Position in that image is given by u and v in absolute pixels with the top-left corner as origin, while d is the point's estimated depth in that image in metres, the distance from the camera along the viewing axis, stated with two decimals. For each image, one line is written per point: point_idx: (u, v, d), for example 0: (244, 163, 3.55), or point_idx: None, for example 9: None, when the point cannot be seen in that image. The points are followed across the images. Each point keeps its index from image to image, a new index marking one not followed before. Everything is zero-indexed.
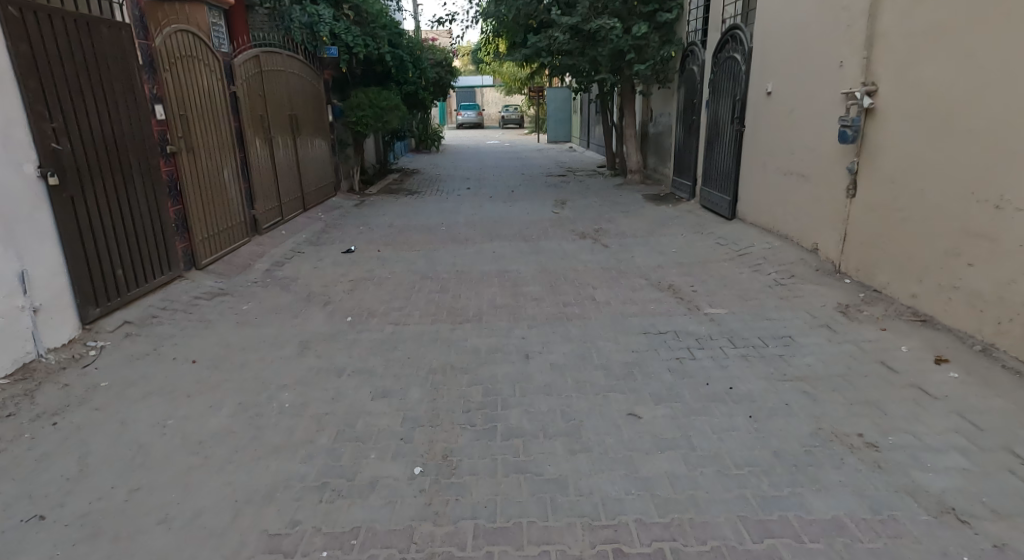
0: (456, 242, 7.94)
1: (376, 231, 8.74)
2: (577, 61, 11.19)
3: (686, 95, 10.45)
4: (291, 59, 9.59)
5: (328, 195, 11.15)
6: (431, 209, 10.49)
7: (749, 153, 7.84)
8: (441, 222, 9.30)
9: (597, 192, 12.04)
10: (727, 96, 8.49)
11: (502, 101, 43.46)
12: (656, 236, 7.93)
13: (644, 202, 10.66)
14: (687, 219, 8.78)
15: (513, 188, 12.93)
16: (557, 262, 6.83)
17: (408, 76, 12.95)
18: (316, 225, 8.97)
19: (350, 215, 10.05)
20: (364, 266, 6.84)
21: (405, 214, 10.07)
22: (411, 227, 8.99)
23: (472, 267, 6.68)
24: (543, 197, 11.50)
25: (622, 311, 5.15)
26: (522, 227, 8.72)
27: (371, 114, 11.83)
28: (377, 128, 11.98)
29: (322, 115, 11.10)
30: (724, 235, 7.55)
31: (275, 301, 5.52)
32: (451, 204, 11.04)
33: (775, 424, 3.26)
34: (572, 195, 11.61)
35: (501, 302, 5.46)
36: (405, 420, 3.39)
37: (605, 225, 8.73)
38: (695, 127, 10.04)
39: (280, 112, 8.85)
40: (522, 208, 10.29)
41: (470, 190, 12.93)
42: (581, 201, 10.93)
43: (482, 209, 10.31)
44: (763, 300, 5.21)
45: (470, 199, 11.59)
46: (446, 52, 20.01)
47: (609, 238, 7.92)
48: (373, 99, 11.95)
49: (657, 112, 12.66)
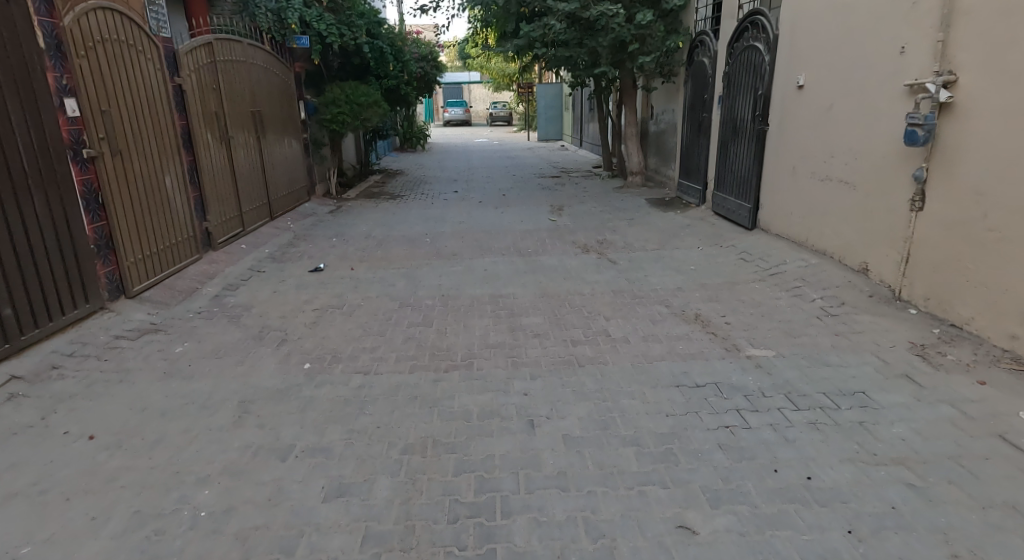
0: (442, 258, 6.97)
1: (352, 244, 7.74)
2: (574, 53, 10.21)
3: (695, 90, 9.53)
4: (254, 49, 8.54)
5: (300, 200, 10.12)
6: (415, 217, 9.50)
7: (774, 155, 6.92)
8: (426, 232, 8.31)
9: (595, 196, 11.10)
10: (745, 91, 7.57)
11: (489, 98, 42.46)
12: (668, 251, 6.99)
13: (648, 208, 9.74)
14: (701, 229, 7.85)
15: (505, 191, 11.97)
16: (560, 284, 5.89)
17: (389, 69, 11.91)
18: (283, 237, 7.94)
19: (324, 224, 9.04)
20: (334, 289, 5.84)
21: (385, 223, 9.08)
22: (392, 239, 7.99)
23: (460, 291, 5.72)
24: (538, 202, 10.55)
25: (643, 353, 4.20)
26: (516, 239, 7.77)
27: (348, 110, 10.79)
28: (354, 126, 10.94)
29: (293, 112, 10.07)
30: (747, 249, 6.62)
31: (218, 340, 4.50)
32: (437, 210, 10.06)
33: (889, 547, 2.32)
34: (569, 200, 10.66)
35: (496, 339, 4.51)
36: (367, 541, 2.43)
37: (609, 236, 7.78)
38: (705, 126, 9.12)
39: (239, 109, 7.79)
40: (515, 216, 9.34)
41: (458, 194, 11.94)
42: (580, 206, 10.00)
43: (471, 217, 9.34)
44: (815, 338, 4.26)
45: (457, 204, 10.61)
46: (430, 47, 19.00)
47: (616, 252, 6.98)
48: (350, 93, 10.90)
49: (659, 109, 11.75)
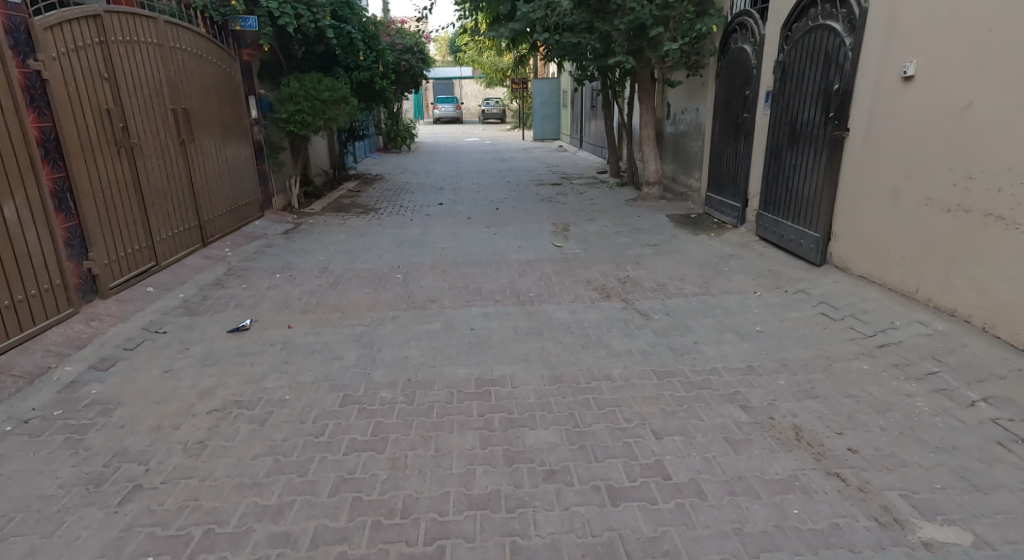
0: (416, 309, 5.26)
1: (301, 284, 5.99)
2: (581, 39, 8.47)
3: (728, 83, 7.85)
4: (183, 30, 6.79)
5: (247, 217, 8.35)
6: (387, 240, 7.78)
7: (852, 170, 5.26)
8: (399, 265, 6.59)
9: (605, 211, 9.40)
10: (806, 83, 5.88)
11: (479, 93, 40.50)
12: (716, 298, 5.27)
13: (673, 228, 8.04)
14: (750, 264, 6.14)
15: (499, 204, 10.26)
16: (578, 357, 4.18)
17: (361, 59, 10.12)
18: (210, 273, 6.21)
19: (274, 250, 7.29)
20: (256, 367, 4.09)
21: (350, 250, 7.34)
22: (354, 275, 6.25)
23: (436, 373, 4.00)
24: (537, 220, 8.84)
25: (735, 526, 2.48)
26: (514, 277, 6.07)
27: (309, 108, 8.98)
28: (317, 126, 9.15)
29: (237, 110, 8.30)
30: (825, 298, 4.91)
31: (26, 489, 2.74)
32: (416, 231, 8.36)
33: None
34: (576, 217, 8.97)
35: (486, 486, 2.79)
36: None
37: (632, 274, 6.08)
38: (744, 129, 7.44)
39: (152, 105, 6.01)
40: (512, 241, 7.62)
41: (442, 207, 10.21)
42: (590, 226, 8.30)
43: (458, 242, 7.63)
44: (1018, 495, 2.55)
45: (441, 222, 8.88)
46: (415, 38, 17.33)
47: (648, 301, 5.27)
48: (310, 87, 9.09)
49: (677, 108, 10.19)
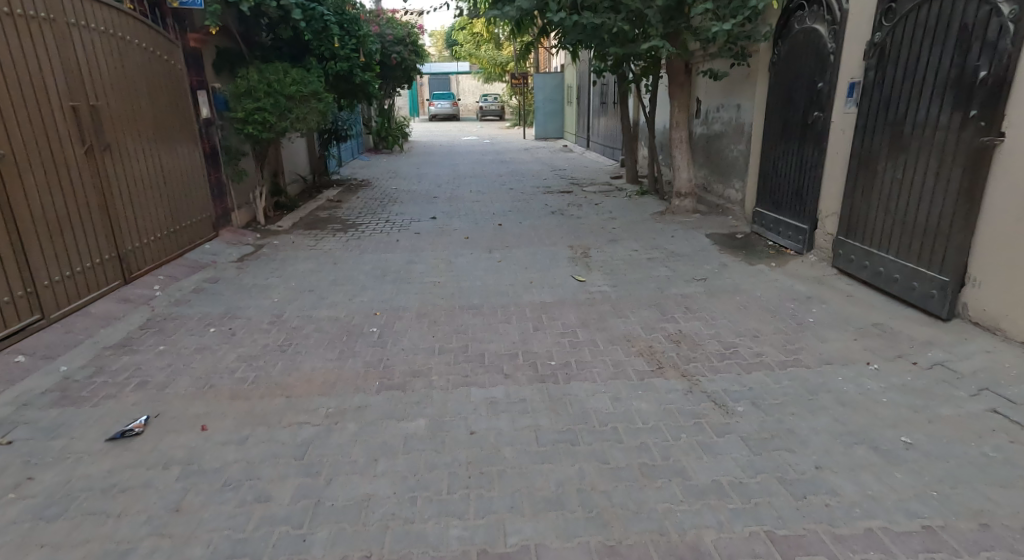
0: (394, 390, 3.75)
1: (242, 343, 4.47)
2: (604, 20, 6.88)
3: (786, 74, 6.34)
4: (93, 5, 5.34)
5: (189, 242, 6.84)
6: (365, 273, 6.27)
7: (1010, 194, 3.80)
8: (376, 311, 5.08)
9: (629, 229, 7.90)
10: (921, 72, 4.39)
11: (478, 89, 38.94)
12: (813, 371, 3.77)
13: (718, 254, 6.52)
14: (839, 314, 4.63)
15: (503, 219, 8.77)
16: (638, 498, 2.68)
17: (338, 46, 8.57)
18: (121, 327, 4.69)
19: (219, 287, 5.76)
20: (126, 521, 2.57)
21: (317, 287, 5.82)
22: (316, 329, 4.74)
23: (415, 537, 2.50)
24: (548, 241, 7.33)
25: None
26: (527, 334, 4.57)
27: (271, 105, 7.43)
28: (282, 128, 7.59)
29: (177, 108, 6.78)
30: (983, 384, 3.39)
31: None
32: (402, 257, 6.84)
33: None
34: (596, 237, 7.48)
35: None
36: None
37: (684, 328, 4.58)
38: (812, 132, 5.92)
39: (29, 104, 4.54)
40: (522, 273, 6.13)
41: (436, 223, 8.70)
42: (615, 252, 6.81)
43: (453, 274, 6.12)
44: None
45: (432, 245, 7.36)
46: (408, 30, 16.84)
47: (719, 376, 3.77)
48: (272, 80, 7.55)
49: (713, 105, 8.77)
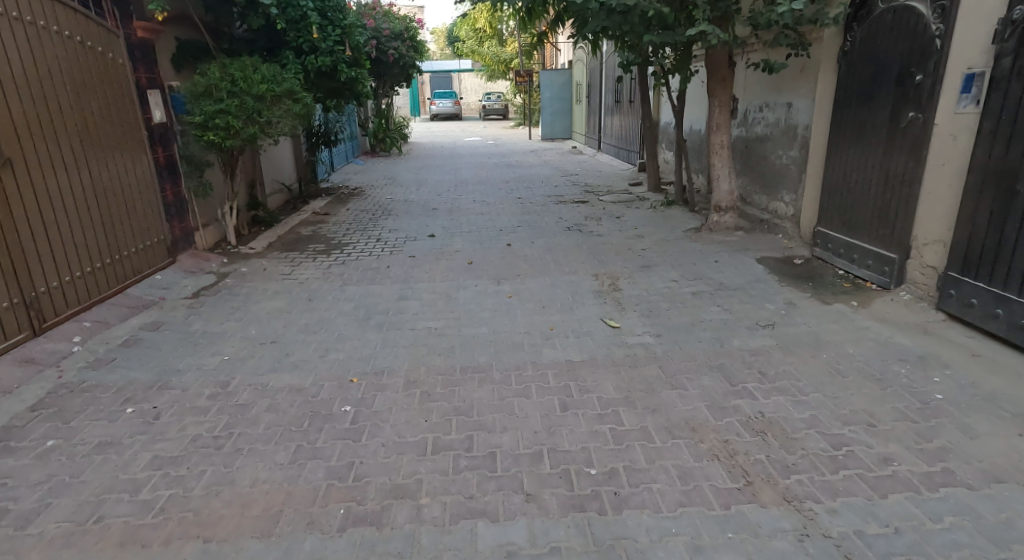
0: (367, 526, 2.59)
1: (165, 433, 3.29)
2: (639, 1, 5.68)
3: (864, 64, 5.13)
4: None
5: (134, 274, 5.68)
6: (347, 314, 5.12)
7: None
8: (353, 377, 3.92)
9: (661, 252, 6.71)
10: None
11: (481, 87, 37.86)
12: (980, 498, 2.58)
13: (777, 288, 5.32)
14: (975, 387, 3.44)
15: (511, 238, 7.61)
16: None
17: (318, 38, 7.41)
18: (7, 405, 3.51)
19: (159, 337, 4.58)
20: None
21: (283, 335, 4.66)
22: (270, 409, 3.56)
23: None
24: (567, 269, 6.17)
25: None
26: (552, 418, 3.40)
27: (236, 106, 6.25)
28: (251, 133, 6.40)
29: (119, 110, 5.61)
30: None
31: None
32: (393, 291, 5.68)
33: None
34: (623, 263, 6.30)
35: None
36: None
37: (766, 407, 3.38)
38: (903, 137, 4.72)
39: None
40: (538, 315, 4.98)
41: (435, 243, 7.57)
42: (651, 286, 5.62)
43: (454, 317, 4.97)
44: None
45: (430, 273, 6.21)
46: (405, 24, 15.94)
47: (843, 505, 2.57)
48: (238, 77, 6.36)
49: (758, 103, 7.58)
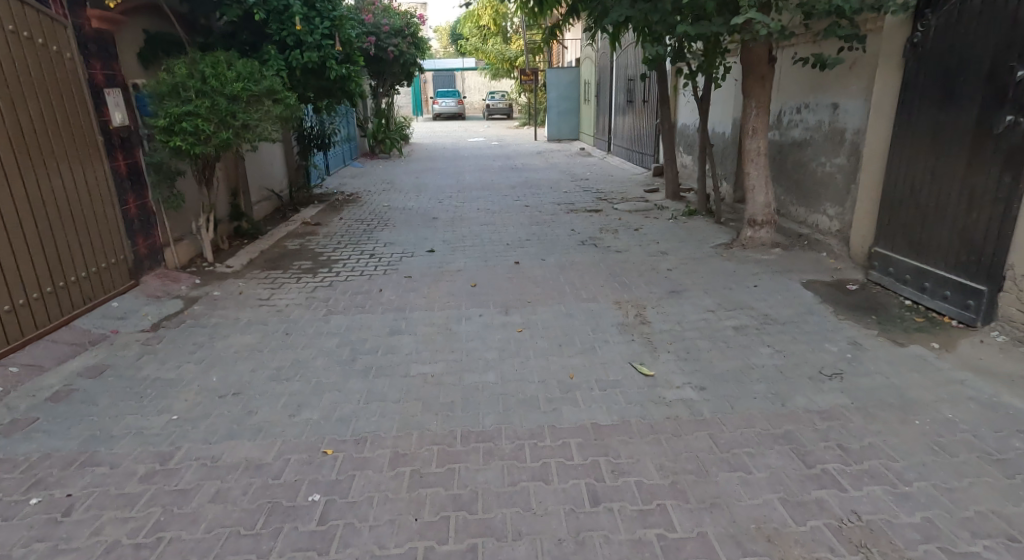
0: None
1: (74, 538, 2.52)
2: None
3: (944, 59, 4.35)
4: None
5: (86, 303, 4.93)
6: (328, 354, 4.35)
7: None
8: (328, 449, 3.16)
9: (690, 275, 5.93)
10: None
11: (484, 85, 37.16)
12: None
13: (835, 322, 4.53)
14: None
15: (519, 255, 6.83)
16: None
17: (304, 30, 6.64)
18: None
19: (99, 387, 3.81)
20: None
21: (249, 383, 3.89)
22: (218, 498, 2.78)
23: None
24: (584, 296, 5.42)
25: None
26: (581, 516, 2.63)
27: (208, 108, 5.47)
28: (227, 138, 5.64)
29: (67, 112, 4.86)
30: None
31: None
32: (386, 323, 4.93)
33: None
34: (648, 289, 5.53)
35: None
36: None
37: (859, 505, 2.60)
38: (998, 146, 3.95)
39: None
40: (554, 357, 4.21)
41: (435, 260, 6.81)
42: (684, 318, 4.84)
43: (454, 359, 4.20)
44: None
45: (429, 299, 5.46)
46: (406, 19, 15.18)
47: None
48: (211, 74, 5.60)
49: (797, 104, 6.79)
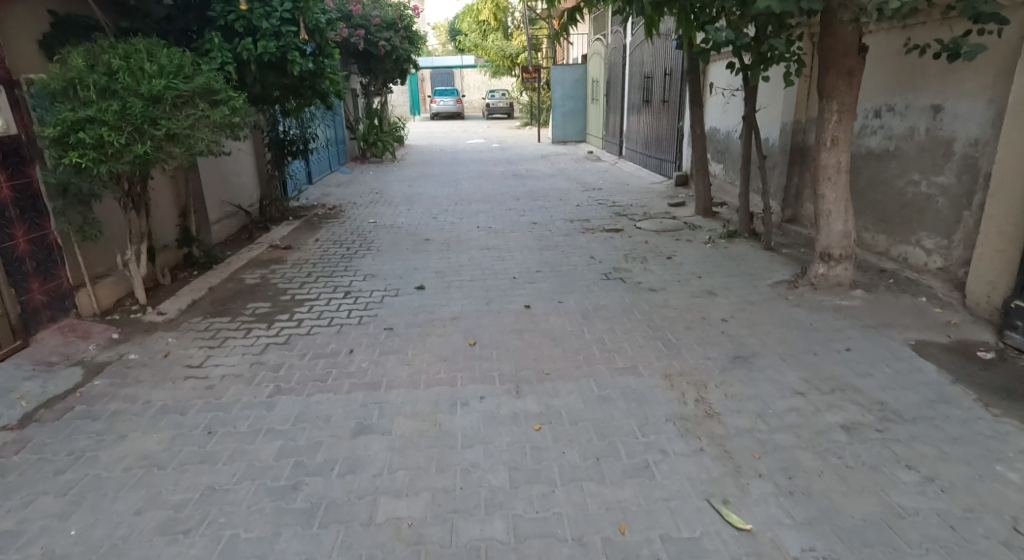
0: None
1: None
2: None
3: None
4: None
5: None
6: (264, 475, 2.99)
7: None
8: None
9: (755, 330, 4.55)
10: None
11: (484, 84, 35.86)
12: None
13: (986, 422, 3.19)
14: None
15: (529, 296, 5.48)
16: None
17: (256, 13, 5.26)
18: None
19: None
20: None
21: (127, 544, 2.52)
22: None
23: None
24: (618, 366, 4.06)
25: None
26: None
27: (116, 111, 4.09)
28: (146, 153, 4.24)
29: None
30: None
31: None
32: (350, 412, 3.58)
33: None
34: (703, 355, 4.17)
35: None
36: None
37: None
38: None
39: None
40: (592, 485, 2.86)
41: (424, 302, 5.46)
42: (767, 406, 3.47)
43: (444, 490, 2.85)
44: None
45: (413, 370, 4.11)
46: (400, 11, 13.81)
47: None
48: (121, 66, 4.20)
49: (878, 106, 5.43)
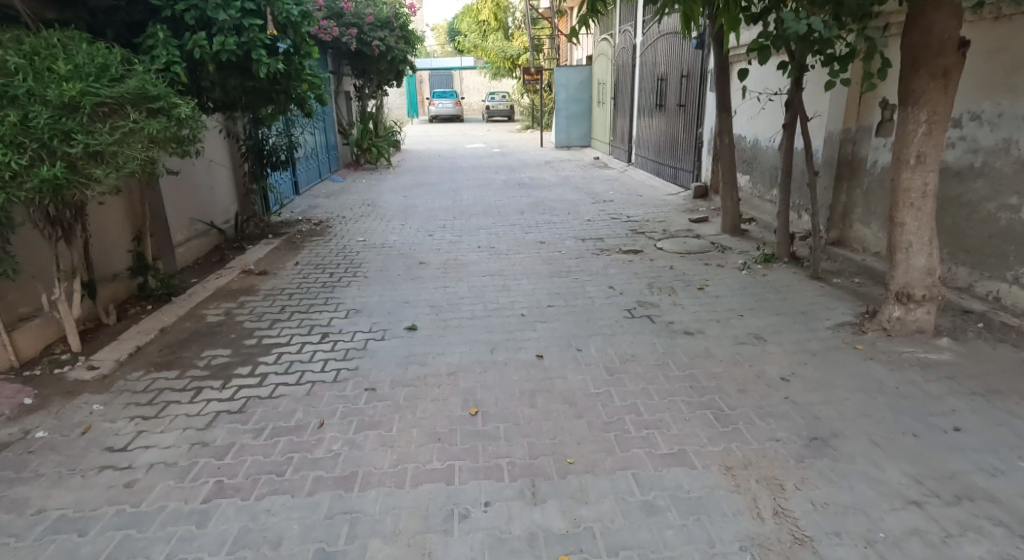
0: None
1: None
2: None
3: None
4: None
5: None
6: None
7: None
8: None
9: (826, 395, 3.63)
10: None
11: (484, 85, 34.93)
12: None
13: None
14: None
15: (541, 342, 4.56)
16: None
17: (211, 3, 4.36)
18: None
19: None
20: None
21: None
22: None
23: None
24: (661, 452, 3.15)
25: None
26: None
27: (14, 122, 3.16)
28: (58, 174, 3.31)
29: None
30: None
31: None
32: (310, 530, 2.67)
33: None
34: (770, 435, 3.25)
35: None
36: None
37: None
38: None
39: None
40: None
41: (415, 349, 4.53)
42: (874, 527, 2.56)
43: None
44: None
45: (397, 456, 3.19)
46: (395, 8, 12.89)
47: None
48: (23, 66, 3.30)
49: (963, 113, 4.51)
